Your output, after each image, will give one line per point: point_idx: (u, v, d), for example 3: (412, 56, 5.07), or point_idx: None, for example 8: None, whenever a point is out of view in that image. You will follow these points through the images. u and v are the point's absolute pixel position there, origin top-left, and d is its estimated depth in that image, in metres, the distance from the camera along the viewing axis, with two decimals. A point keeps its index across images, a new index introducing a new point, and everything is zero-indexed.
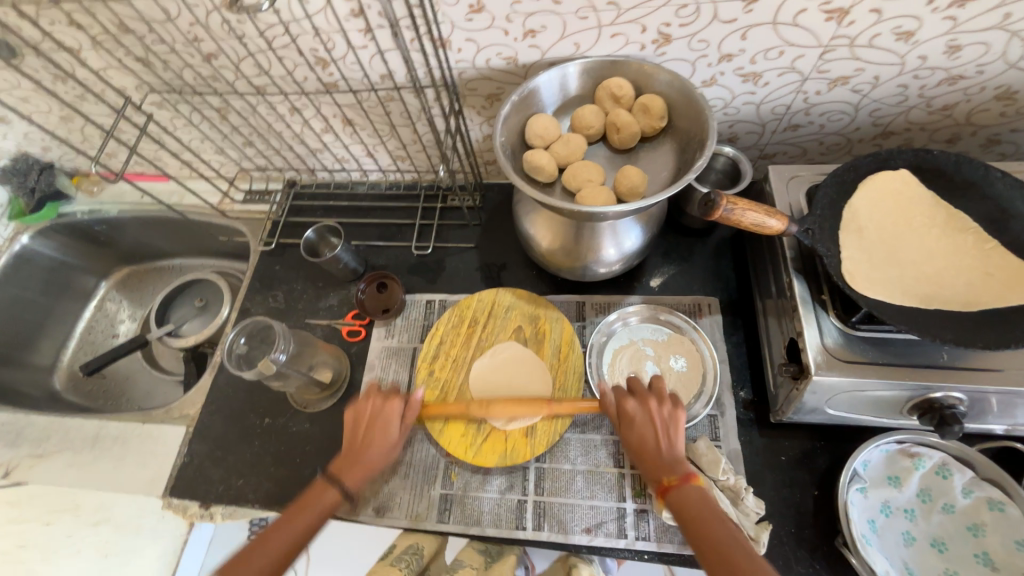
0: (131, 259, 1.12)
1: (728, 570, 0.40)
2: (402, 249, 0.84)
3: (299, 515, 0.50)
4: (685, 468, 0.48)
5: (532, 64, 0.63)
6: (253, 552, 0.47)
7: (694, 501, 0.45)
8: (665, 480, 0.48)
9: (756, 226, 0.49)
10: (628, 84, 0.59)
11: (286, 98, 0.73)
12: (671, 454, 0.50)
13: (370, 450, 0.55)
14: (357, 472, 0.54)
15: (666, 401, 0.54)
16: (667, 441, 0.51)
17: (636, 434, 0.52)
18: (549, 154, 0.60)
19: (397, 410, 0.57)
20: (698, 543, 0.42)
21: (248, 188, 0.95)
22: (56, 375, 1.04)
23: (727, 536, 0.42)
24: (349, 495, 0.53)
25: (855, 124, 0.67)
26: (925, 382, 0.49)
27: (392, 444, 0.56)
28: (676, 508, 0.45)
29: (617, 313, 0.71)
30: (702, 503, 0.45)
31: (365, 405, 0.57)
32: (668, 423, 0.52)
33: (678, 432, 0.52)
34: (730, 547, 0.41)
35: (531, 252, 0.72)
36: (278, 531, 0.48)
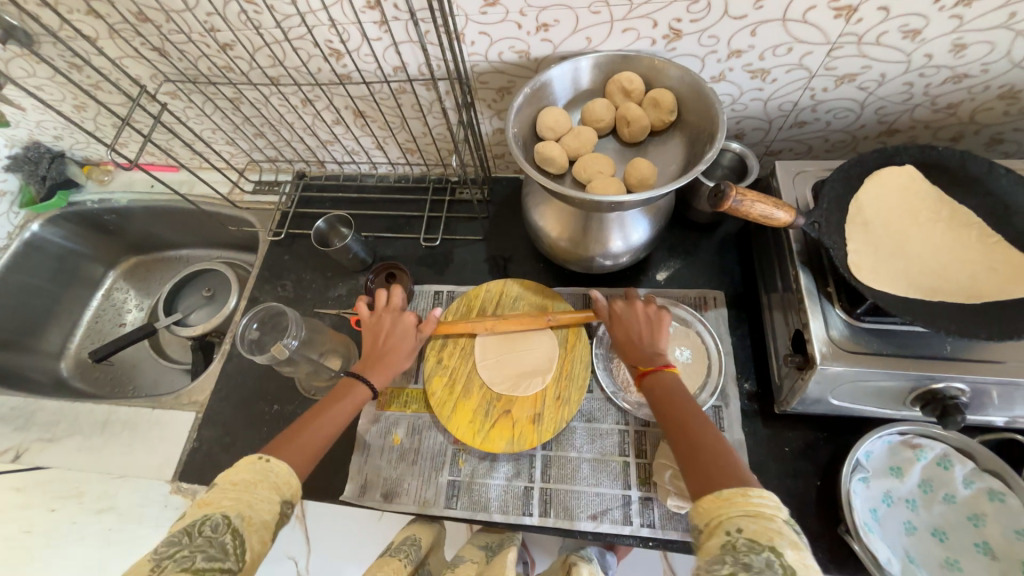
0: (139, 249, 1.13)
1: (683, 424, 0.46)
2: (410, 241, 0.85)
3: (332, 406, 0.55)
4: (664, 358, 0.52)
5: (543, 58, 0.64)
6: (299, 433, 0.51)
7: (669, 383, 0.50)
8: (641, 366, 0.52)
9: (764, 218, 0.50)
10: (638, 78, 0.60)
11: (299, 90, 0.74)
12: (652, 347, 0.54)
13: (396, 355, 0.60)
14: (382, 372, 0.59)
15: (651, 302, 0.58)
16: (650, 338, 0.55)
17: (622, 328, 0.56)
18: (560, 146, 0.61)
19: (412, 324, 0.62)
20: (671, 422, 0.47)
21: (257, 179, 0.96)
22: (63, 363, 1.04)
23: (697, 416, 0.46)
24: (377, 391, 0.58)
25: (860, 121, 0.68)
26: (928, 373, 0.50)
27: (408, 353, 0.61)
28: (654, 392, 0.50)
29: None
30: (677, 390, 0.49)
31: (382, 321, 0.61)
32: (653, 322, 0.56)
33: (663, 332, 0.55)
34: (692, 415, 0.46)
35: (539, 243, 0.73)
36: (316, 415, 0.53)
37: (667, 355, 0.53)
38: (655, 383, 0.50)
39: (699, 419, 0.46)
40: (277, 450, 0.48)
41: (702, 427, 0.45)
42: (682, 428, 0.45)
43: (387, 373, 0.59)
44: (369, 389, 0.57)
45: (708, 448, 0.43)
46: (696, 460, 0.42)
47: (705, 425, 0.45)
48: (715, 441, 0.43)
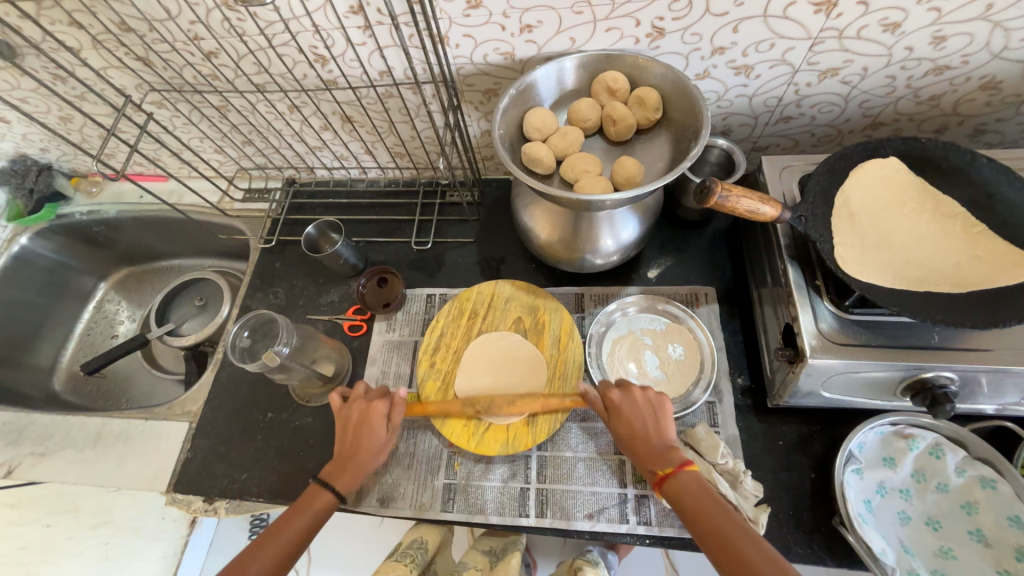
0: (130, 260, 1.12)
1: (712, 528, 0.46)
2: (402, 245, 0.85)
3: (292, 520, 0.54)
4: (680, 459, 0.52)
5: (528, 60, 0.64)
6: (252, 558, 0.50)
7: (686, 488, 0.49)
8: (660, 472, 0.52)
9: (750, 213, 0.50)
10: (622, 76, 0.60)
11: (286, 96, 0.74)
12: (661, 443, 0.54)
13: (365, 455, 0.59)
14: (349, 474, 0.58)
15: (647, 387, 0.58)
16: (658, 429, 0.55)
17: (624, 423, 0.56)
18: (547, 146, 0.61)
19: (382, 415, 0.60)
20: (701, 535, 0.46)
21: (247, 187, 0.96)
22: (55, 377, 1.04)
23: (716, 509, 0.47)
24: (343, 497, 0.57)
25: (845, 115, 0.68)
26: (917, 363, 0.50)
27: (377, 452, 0.59)
28: (675, 495, 0.50)
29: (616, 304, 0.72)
30: (701, 494, 0.48)
31: (348, 418, 0.61)
32: (655, 408, 0.56)
33: (665, 418, 0.56)
34: (709, 506, 0.47)
35: (530, 244, 0.73)
36: (286, 525, 0.54)
37: (679, 448, 0.54)
38: (674, 485, 0.50)
39: (722, 517, 0.46)
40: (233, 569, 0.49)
41: (738, 540, 0.44)
42: (709, 533, 0.46)
43: (348, 481, 0.58)
44: (334, 498, 0.56)
45: (740, 555, 0.43)
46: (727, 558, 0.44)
47: (735, 524, 0.45)
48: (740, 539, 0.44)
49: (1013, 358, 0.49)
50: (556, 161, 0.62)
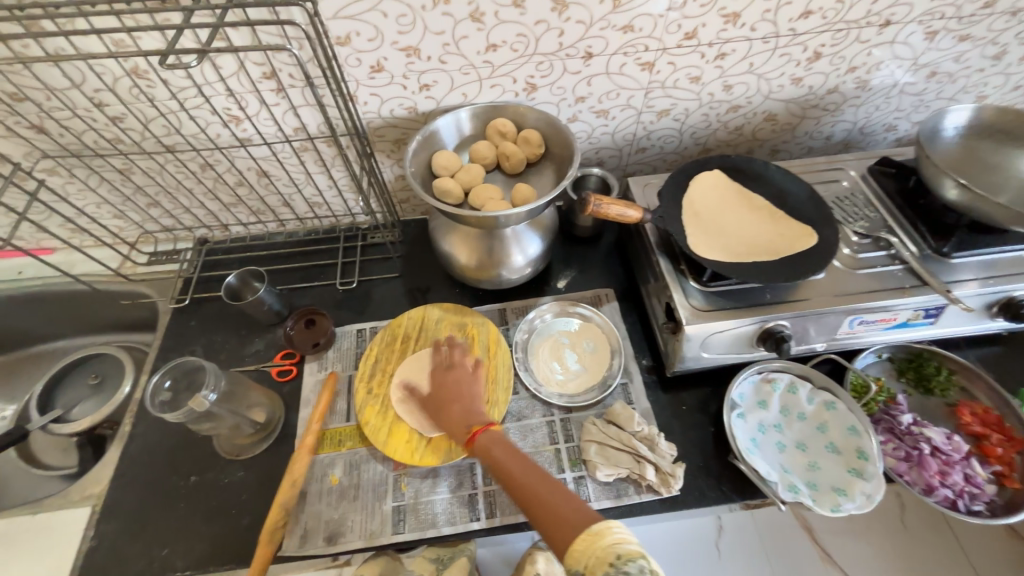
0: (0, 348, 0.99)
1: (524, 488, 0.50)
2: (327, 287, 0.88)
3: None
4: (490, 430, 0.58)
5: (430, 112, 0.75)
6: None
7: (488, 442, 0.56)
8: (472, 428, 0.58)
9: (621, 217, 0.64)
10: (509, 122, 0.73)
11: (197, 155, 0.77)
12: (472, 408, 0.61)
13: None
14: None
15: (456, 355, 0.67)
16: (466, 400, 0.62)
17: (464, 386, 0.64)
18: (454, 181, 0.71)
19: None
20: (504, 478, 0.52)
21: (152, 250, 0.93)
22: None
23: (507, 456, 0.54)
24: None
25: (684, 145, 0.88)
26: (759, 316, 0.65)
27: None
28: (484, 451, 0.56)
29: (534, 311, 0.81)
30: (498, 442, 0.56)
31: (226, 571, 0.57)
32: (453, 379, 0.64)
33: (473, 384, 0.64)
34: (500, 453, 0.54)
35: (451, 269, 0.81)
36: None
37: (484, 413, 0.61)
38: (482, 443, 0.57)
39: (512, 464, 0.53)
40: None
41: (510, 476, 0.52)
42: (511, 484, 0.51)
43: None
44: None
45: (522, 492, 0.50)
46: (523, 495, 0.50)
47: (521, 460, 0.53)
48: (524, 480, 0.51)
49: (820, 303, 0.66)
50: (464, 192, 0.72)
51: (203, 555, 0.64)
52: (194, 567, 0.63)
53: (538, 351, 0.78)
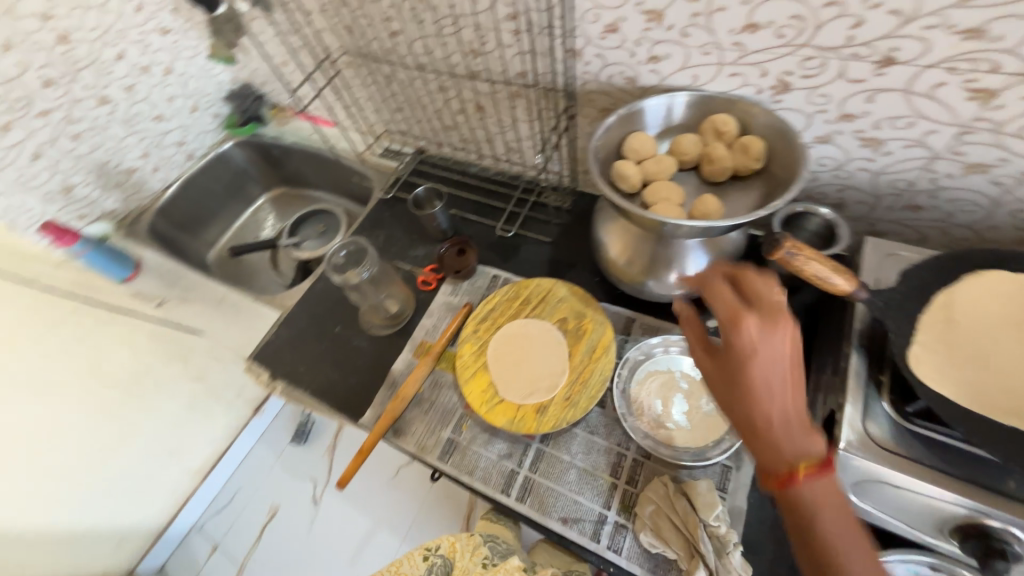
0: (288, 183, 1.42)
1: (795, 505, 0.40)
2: (488, 227, 0.94)
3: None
4: (818, 451, 0.40)
5: (649, 88, 0.68)
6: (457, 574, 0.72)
7: (815, 500, 0.39)
8: (796, 470, 0.39)
9: (818, 279, 0.49)
10: (732, 122, 0.62)
11: (439, 77, 0.88)
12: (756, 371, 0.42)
13: None
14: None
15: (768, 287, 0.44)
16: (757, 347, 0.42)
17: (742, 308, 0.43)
18: (639, 168, 0.64)
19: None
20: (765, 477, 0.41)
21: (387, 146, 1.14)
22: (211, 251, 1.36)
23: (829, 513, 0.39)
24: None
25: (991, 222, 0.60)
26: (976, 503, 0.43)
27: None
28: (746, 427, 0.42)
29: (660, 339, 0.72)
30: (822, 496, 0.39)
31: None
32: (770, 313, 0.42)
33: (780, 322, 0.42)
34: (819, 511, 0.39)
35: (599, 258, 0.77)
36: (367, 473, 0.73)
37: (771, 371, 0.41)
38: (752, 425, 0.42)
39: (824, 518, 0.39)
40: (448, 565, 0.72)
41: (838, 545, 0.39)
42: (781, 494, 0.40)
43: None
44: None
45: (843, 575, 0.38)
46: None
47: (851, 535, 0.39)
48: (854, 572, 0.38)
49: None
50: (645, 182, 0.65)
51: (320, 386, 0.82)
52: (312, 391, 0.82)
53: (646, 380, 0.70)
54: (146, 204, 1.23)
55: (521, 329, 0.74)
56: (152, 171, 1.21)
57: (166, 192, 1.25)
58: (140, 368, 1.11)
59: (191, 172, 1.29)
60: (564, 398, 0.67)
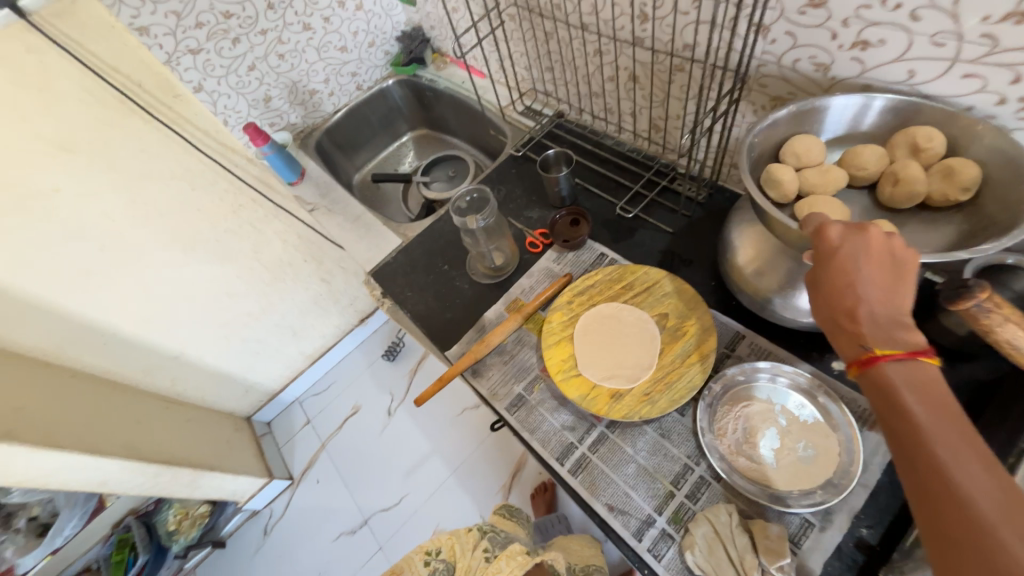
0: (431, 126, 1.54)
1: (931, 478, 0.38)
2: (609, 203, 0.91)
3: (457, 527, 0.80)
4: (913, 341, 0.43)
5: (843, 80, 0.58)
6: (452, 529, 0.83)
7: (905, 386, 0.41)
8: (875, 349, 0.43)
9: (1018, 351, 0.41)
10: (936, 136, 0.51)
11: (598, 40, 0.85)
12: (875, 307, 0.45)
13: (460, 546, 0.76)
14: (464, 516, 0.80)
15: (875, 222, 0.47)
16: (879, 287, 0.45)
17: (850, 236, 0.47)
18: (797, 175, 0.56)
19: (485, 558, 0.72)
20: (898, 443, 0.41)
21: (529, 105, 1.15)
22: (356, 175, 1.55)
23: (937, 415, 0.40)
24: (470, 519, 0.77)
25: None
26: None
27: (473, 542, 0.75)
28: (877, 388, 0.43)
29: (770, 365, 0.65)
30: (911, 379, 0.42)
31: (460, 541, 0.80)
32: (886, 246, 0.45)
33: (891, 247, 0.45)
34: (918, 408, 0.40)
35: (723, 262, 0.71)
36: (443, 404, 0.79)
37: (894, 326, 0.44)
38: (886, 384, 0.42)
39: (930, 422, 0.40)
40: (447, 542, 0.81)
41: (950, 457, 0.37)
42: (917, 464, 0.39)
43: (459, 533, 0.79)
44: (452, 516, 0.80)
45: (984, 534, 0.34)
46: (947, 540, 0.36)
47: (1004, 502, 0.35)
48: (978, 499, 0.35)
49: None
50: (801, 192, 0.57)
51: (419, 313, 0.90)
52: (411, 316, 0.91)
53: (739, 403, 0.65)
54: (318, 124, 1.42)
55: (616, 312, 0.72)
56: (328, 95, 1.38)
57: (335, 116, 1.42)
58: (285, 260, 1.42)
59: (357, 101, 1.45)
60: (643, 393, 0.64)
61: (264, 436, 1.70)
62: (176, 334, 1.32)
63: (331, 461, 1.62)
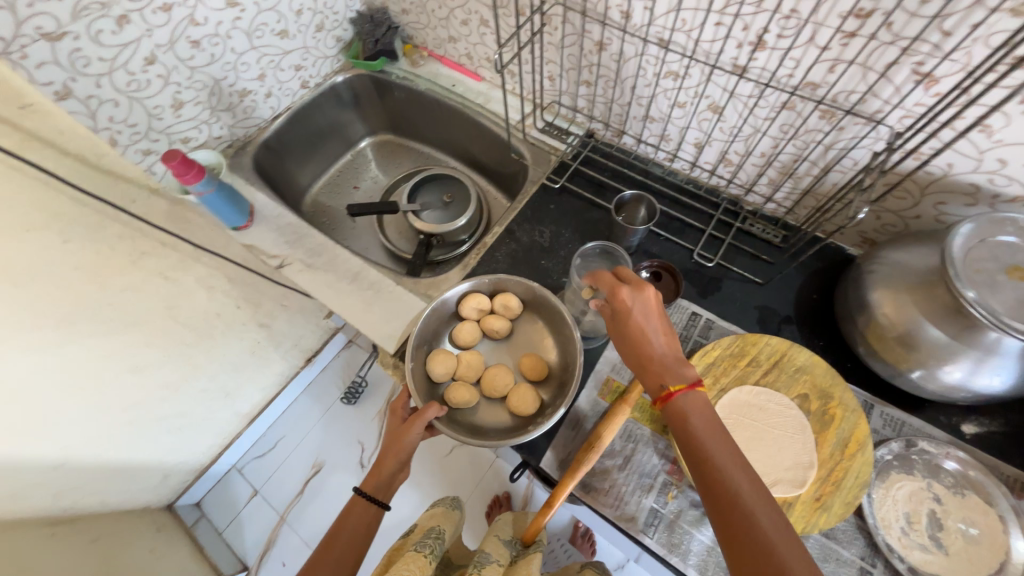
0: (397, 131, 1.24)
1: (730, 497, 0.44)
2: (683, 249, 0.81)
3: (713, 443, 0.47)
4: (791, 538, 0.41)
5: (1010, 144, 0.54)
6: (714, 449, 0.46)
7: (690, 408, 0.49)
8: (742, 521, 0.42)
9: None
10: (515, 298, 0.77)
11: (682, 61, 0.70)
12: (698, 418, 0.49)
13: (719, 447, 0.47)
14: (640, 362, 0.53)
15: (649, 299, 0.55)
16: (720, 455, 0.46)
17: (652, 339, 0.54)
18: (466, 327, 0.77)
19: (634, 306, 0.55)
20: (704, 473, 0.46)
21: (550, 120, 0.97)
22: (305, 198, 1.19)
23: (725, 449, 0.46)
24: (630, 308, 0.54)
25: None
26: None
27: (658, 341, 0.54)
28: (682, 409, 0.49)
29: (936, 445, 0.61)
30: (709, 426, 0.48)
31: (708, 433, 0.47)
32: (655, 344, 0.53)
33: (665, 347, 0.53)
34: (710, 438, 0.47)
35: (852, 325, 0.66)
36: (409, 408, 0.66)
37: (704, 414, 0.49)
38: (682, 405, 0.49)
39: (719, 451, 0.46)
40: (700, 445, 0.47)
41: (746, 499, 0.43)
42: (715, 476, 0.45)
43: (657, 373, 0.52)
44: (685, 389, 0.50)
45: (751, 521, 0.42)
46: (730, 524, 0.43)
47: (734, 488, 0.44)
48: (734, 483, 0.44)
49: None
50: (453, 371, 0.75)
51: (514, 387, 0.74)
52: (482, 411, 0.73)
53: (893, 486, 0.60)
54: (252, 134, 1.05)
55: (751, 398, 0.63)
56: (264, 96, 1.03)
57: (274, 123, 1.07)
58: (211, 311, 1.05)
59: (302, 102, 1.10)
60: (814, 498, 0.57)
61: (196, 525, 1.28)
62: (61, 434, 0.84)
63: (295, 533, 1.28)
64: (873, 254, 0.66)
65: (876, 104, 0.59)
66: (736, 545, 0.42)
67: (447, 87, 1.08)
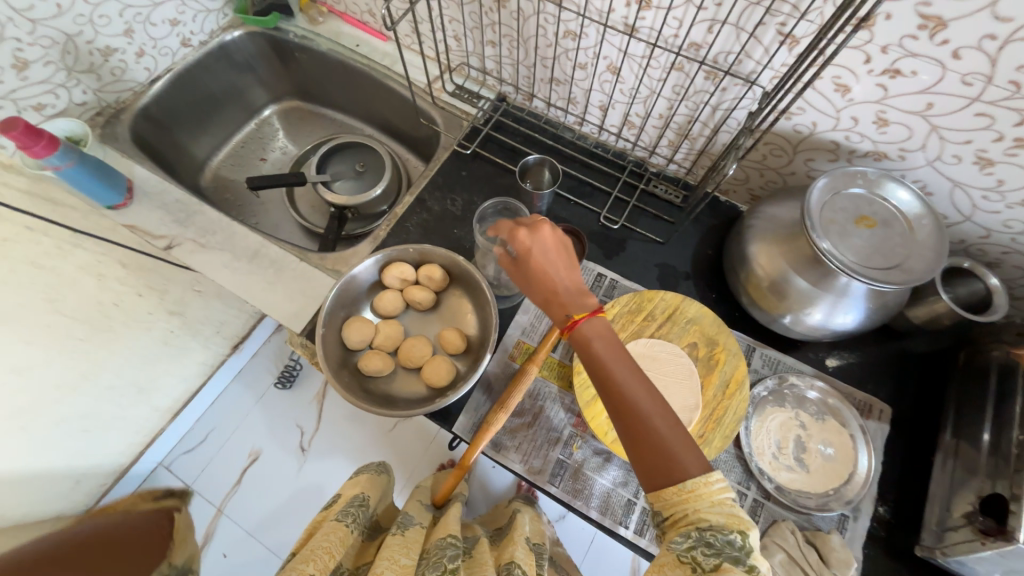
0: (304, 96, 1.15)
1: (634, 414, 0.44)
2: (591, 212, 0.82)
3: (614, 364, 0.46)
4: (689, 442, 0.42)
5: (860, 103, 0.58)
6: (615, 370, 0.46)
7: (592, 334, 0.48)
8: (645, 436, 0.43)
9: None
10: (440, 270, 0.73)
11: (577, 20, 0.69)
12: (602, 345, 0.47)
13: (621, 364, 0.46)
14: (547, 301, 0.51)
15: (552, 236, 0.52)
16: (624, 375, 0.45)
17: (555, 275, 0.51)
18: (387, 295, 0.73)
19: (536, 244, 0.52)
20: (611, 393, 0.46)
21: (460, 83, 0.93)
22: (203, 172, 1.09)
23: (626, 368, 0.46)
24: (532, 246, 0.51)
25: None
26: None
27: (563, 278, 0.51)
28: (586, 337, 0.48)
29: (800, 379, 0.69)
30: (612, 349, 0.47)
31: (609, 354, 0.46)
32: (562, 282, 0.51)
33: (572, 285, 0.51)
34: (615, 362, 0.46)
35: (736, 277, 0.71)
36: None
37: (608, 341, 0.48)
38: (585, 332, 0.48)
39: (621, 370, 0.46)
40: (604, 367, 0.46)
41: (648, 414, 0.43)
42: (619, 395, 0.45)
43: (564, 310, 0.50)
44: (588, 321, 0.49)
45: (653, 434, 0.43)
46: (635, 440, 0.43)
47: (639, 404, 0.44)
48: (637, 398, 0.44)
49: None
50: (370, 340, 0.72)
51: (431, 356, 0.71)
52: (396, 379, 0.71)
53: (767, 418, 0.68)
54: (126, 100, 0.94)
55: (646, 350, 0.67)
56: (135, 56, 0.91)
57: (153, 87, 0.96)
58: (106, 300, 0.93)
59: (185, 63, 0.99)
60: (698, 436, 0.63)
61: None
62: None
63: (237, 524, 1.17)
64: (754, 210, 0.70)
65: (750, 65, 0.62)
66: (642, 458, 0.43)
67: (350, 47, 1.01)
